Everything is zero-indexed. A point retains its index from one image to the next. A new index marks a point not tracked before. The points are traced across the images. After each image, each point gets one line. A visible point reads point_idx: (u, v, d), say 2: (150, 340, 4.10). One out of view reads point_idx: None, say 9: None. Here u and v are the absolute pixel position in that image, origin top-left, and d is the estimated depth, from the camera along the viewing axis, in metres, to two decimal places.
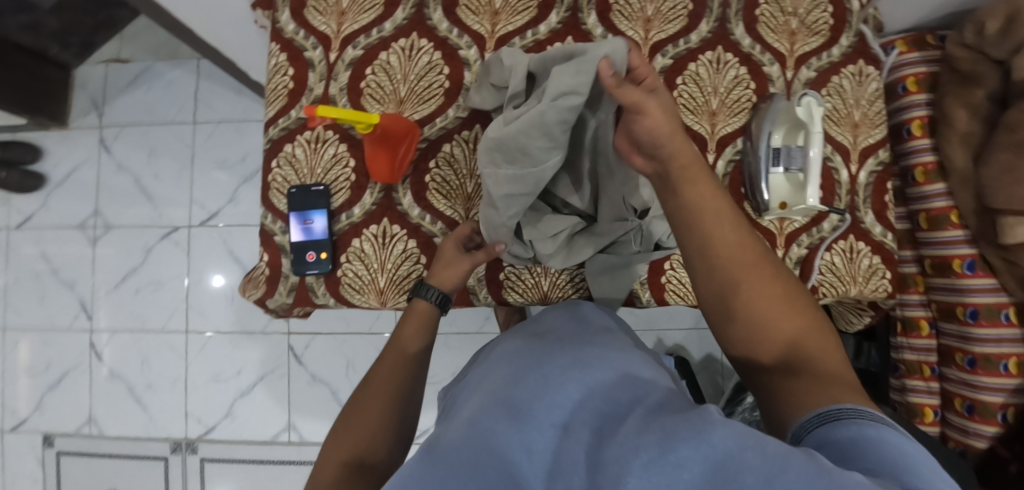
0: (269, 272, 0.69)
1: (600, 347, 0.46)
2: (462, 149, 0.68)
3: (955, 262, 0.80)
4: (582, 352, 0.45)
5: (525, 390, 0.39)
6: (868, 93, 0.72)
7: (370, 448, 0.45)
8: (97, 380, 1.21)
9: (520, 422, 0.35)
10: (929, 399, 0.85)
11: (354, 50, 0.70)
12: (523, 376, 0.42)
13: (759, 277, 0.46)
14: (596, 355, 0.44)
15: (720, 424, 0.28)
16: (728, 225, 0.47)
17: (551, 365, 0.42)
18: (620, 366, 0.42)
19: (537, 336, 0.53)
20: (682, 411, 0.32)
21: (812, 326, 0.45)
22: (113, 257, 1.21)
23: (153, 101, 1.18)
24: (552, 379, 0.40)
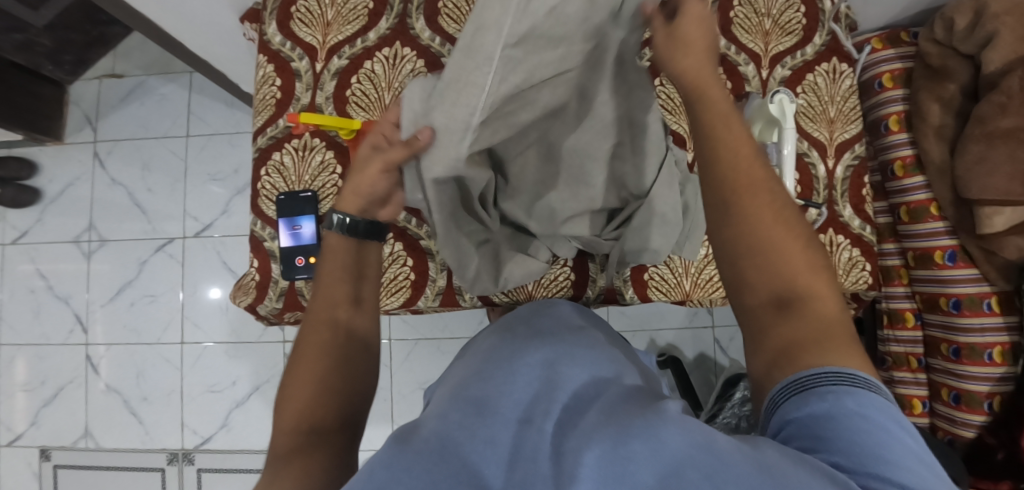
0: (259, 278, 0.70)
1: (569, 343, 0.49)
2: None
3: (937, 253, 0.81)
4: (553, 350, 0.47)
5: (493, 384, 0.42)
6: (842, 89, 0.74)
7: (320, 407, 0.42)
8: (93, 393, 1.22)
9: (485, 411, 0.37)
10: (917, 390, 0.86)
11: (339, 60, 0.72)
12: (493, 374, 0.44)
13: (765, 190, 0.37)
14: (563, 352, 0.46)
15: (674, 424, 0.31)
16: (745, 140, 0.38)
17: (519, 362, 0.45)
18: (587, 365, 0.44)
19: (509, 331, 0.55)
20: (640, 408, 0.34)
21: (818, 274, 0.37)
22: (109, 270, 1.22)
23: (147, 115, 1.20)
24: (524, 378, 0.42)
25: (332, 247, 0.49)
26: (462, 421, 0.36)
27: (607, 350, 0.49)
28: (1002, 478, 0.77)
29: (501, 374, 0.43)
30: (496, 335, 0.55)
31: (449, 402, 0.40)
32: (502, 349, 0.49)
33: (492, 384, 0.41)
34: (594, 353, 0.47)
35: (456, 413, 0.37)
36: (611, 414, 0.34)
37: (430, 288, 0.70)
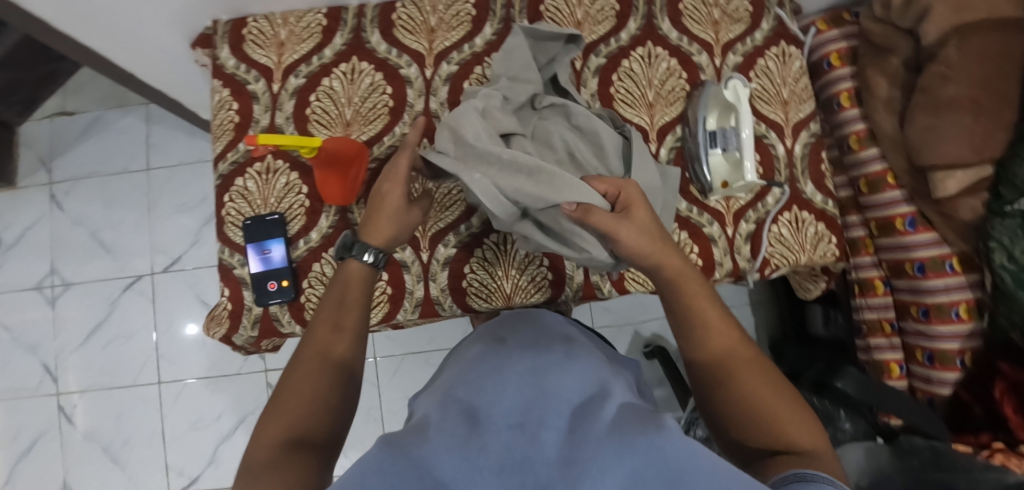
0: (231, 307, 0.68)
1: (550, 353, 0.50)
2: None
3: (897, 221, 0.84)
4: (540, 356, 0.48)
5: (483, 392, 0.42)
6: (792, 71, 0.76)
7: (309, 426, 0.45)
8: (69, 444, 1.16)
9: (478, 422, 0.38)
10: (893, 354, 0.88)
11: (296, 79, 0.71)
12: (480, 380, 0.44)
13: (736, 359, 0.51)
14: (545, 362, 0.47)
15: (676, 439, 0.35)
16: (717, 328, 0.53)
17: (508, 370, 0.45)
18: (574, 368, 0.46)
19: (493, 335, 0.56)
20: (637, 418, 0.38)
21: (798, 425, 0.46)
22: (77, 314, 1.17)
23: (105, 152, 1.17)
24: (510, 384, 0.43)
25: (352, 275, 0.59)
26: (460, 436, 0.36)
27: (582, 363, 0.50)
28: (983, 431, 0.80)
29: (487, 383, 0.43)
30: (467, 348, 0.55)
31: (438, 412, 0.41)
32: (482, 357, 0.50)
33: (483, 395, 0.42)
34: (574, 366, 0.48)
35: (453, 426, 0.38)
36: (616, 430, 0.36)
37: (408, 301, 0.69)
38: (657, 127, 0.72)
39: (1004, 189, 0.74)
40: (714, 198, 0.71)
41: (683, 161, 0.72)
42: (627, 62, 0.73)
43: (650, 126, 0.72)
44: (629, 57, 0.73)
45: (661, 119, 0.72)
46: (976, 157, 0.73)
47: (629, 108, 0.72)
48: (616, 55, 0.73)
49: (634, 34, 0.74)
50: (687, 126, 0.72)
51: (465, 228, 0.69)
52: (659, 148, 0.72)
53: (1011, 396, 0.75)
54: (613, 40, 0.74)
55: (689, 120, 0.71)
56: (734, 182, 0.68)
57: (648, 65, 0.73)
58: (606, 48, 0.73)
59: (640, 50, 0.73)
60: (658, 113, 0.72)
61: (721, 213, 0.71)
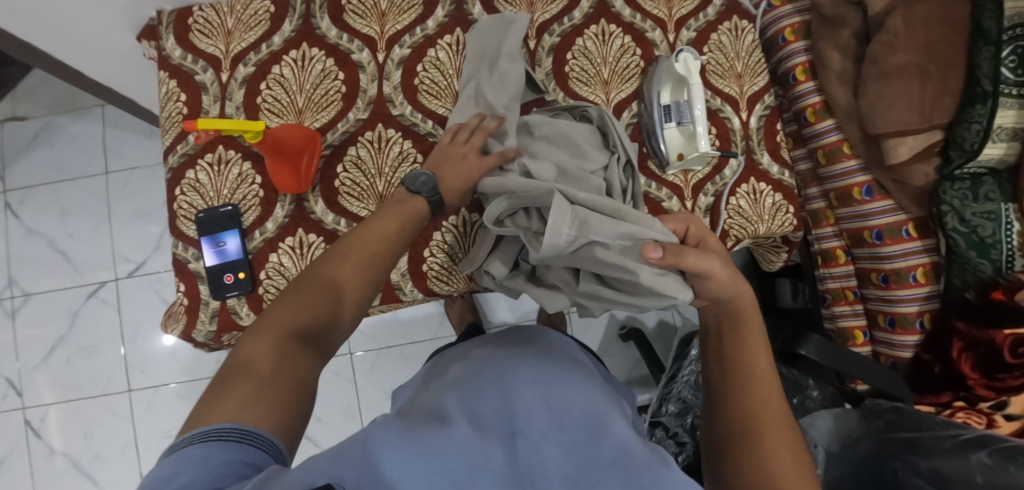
0: (187, 302, 0.66)
1: (564, 369, 0.50)
2: (367, 151, 0.69)
3: (855, 190, 0.85)
4: (553, 367, 0.49)
5: (494, 391, 0.42)
6: (745, 45, 0.77)
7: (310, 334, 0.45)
8: (36, 460, 1.13)
9: (485, 424, 0.38)
10: (856, 321, 0.90)
11: (245, 68, 0.70)
12: (491, 378, 0.45)
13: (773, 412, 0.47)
14: (560, 375, 0.47)
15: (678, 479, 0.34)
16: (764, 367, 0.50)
17: (520, 374, 0.45)
18: (585, 386, 0.47)
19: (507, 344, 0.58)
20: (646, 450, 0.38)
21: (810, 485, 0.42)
22: (37, 326, 1.13)
23: (59, 158, 1.13)
24: (522, 385, 0.43)
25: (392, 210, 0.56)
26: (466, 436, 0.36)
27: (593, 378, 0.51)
28: (943, 390, 0.82)
29: (498, 384, 0.43)
30: (479, 354, 0.55)
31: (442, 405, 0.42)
32: (495, 360, 0.50)
33: (494, 395, 0.42)
34: (586, 383, 0.48)
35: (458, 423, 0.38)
36: (620, 455, 0.36)
37: None
38: (613, 104, 0.73)
39: (954, 153, 0.77)
40: (671, 172, 0.72)
41: (639, 136, 0.72)
42: (581, 40, 0.73)
43: (606, 103, 0.72)
44: (583, 35, 0.73)
45: (617, 96, 0.73)
46: (925, 124, 0.76)
47: (584, 86, 0.72)
48: (570, 34, 0.73)
49: (587, 12, 0.74)
50: (642, 101, 0.72)
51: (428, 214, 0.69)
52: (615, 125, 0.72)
53: (968, 353, 0.77)
54: (567, 19, 0.73)
55: (644, 96, 0.72)
56: (687, 154, 0.68)
57: (602, 43, 0.73)
58: (559, 27, 0.73)
59: (594, 28, 0.74)
60: (613, 90, 0.73)
61: (680, 186, 0.72)
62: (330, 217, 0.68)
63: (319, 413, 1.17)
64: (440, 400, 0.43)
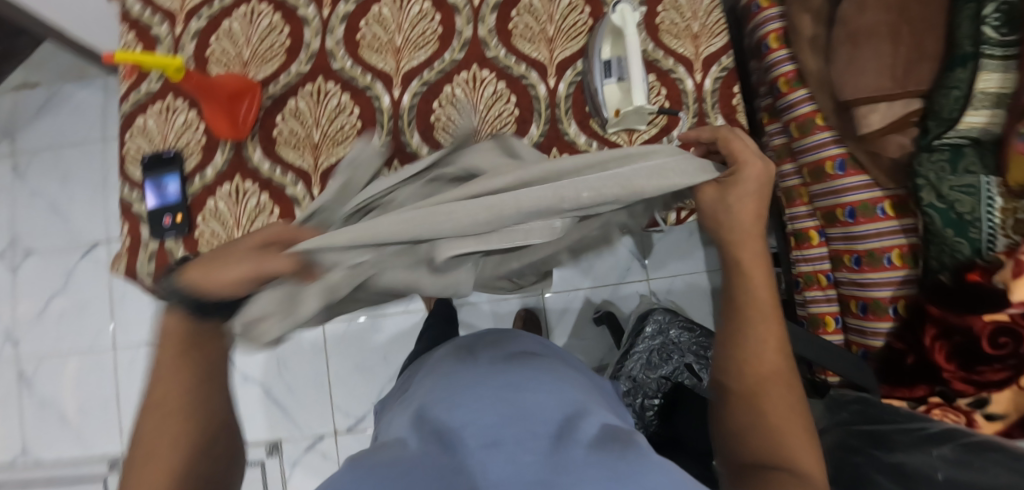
0: (129, 242, 0.69)
1: (536, 371, 0.59)
2: (306, 103, 0.70)
3: (828, 164, 0.80)
4: (514, 374, 0.57)
5: (485, 402, 0.51)
6: (704, 4, 0.73)
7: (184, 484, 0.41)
8: (26, 408, 1.19)
9: (476, 437, 0.45)
10: (827, 306, 0.85)
11: (198, 22, 0.72)
12: (465, 397, 0.52)
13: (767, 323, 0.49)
14: (532, 377, 0.57)
15: (657, 472, 0.42)
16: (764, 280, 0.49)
17: (506, 386, 0.54)
18: (544, 388, 0.55)
19: (468, 357, 0.66)
20: (610, 446, 0.45)
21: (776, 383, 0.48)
22: (34, 281, 1.21)
23: (63, 124, 1.20)
24: (507, 396, 0.52)
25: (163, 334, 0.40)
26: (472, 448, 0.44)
27: (566, 379, 0.59)
28: (917, 384, 0.74)
29: (484, 397, 0.51)
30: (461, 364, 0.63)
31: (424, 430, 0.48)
32: (479, 373, 0.58)
33: (487, 407, 0.50)
34: (561, 383, 0.57)
35: (463, 437, 0.46)
36: (593, 455, 0.43)
37: None
38: (556, 62, 0.71)
39: (931, 123, 0.70)
40: (613, 132, 0.69)
41: (582, 96, 0.70)
42: None
43: (548, 61, 0.70)
44: None
45: (561, 54, 0.71)
46: (899, 90, 0.70)
47: (528, 44, 0.71)
48: None
49: None
50: (586, 59, 0.70)
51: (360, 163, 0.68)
52: (557, 83, 0.70)
53: (942, 342, 0.70)
54: None
55: (588, 54, 0.69)
56: (623, 110, 0.65)
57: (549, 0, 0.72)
58: None
59: None
60: (557, 48, 0.71)
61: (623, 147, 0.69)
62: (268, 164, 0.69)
63: (289, 380, 1.19)
64: (440, 411, 0.51)
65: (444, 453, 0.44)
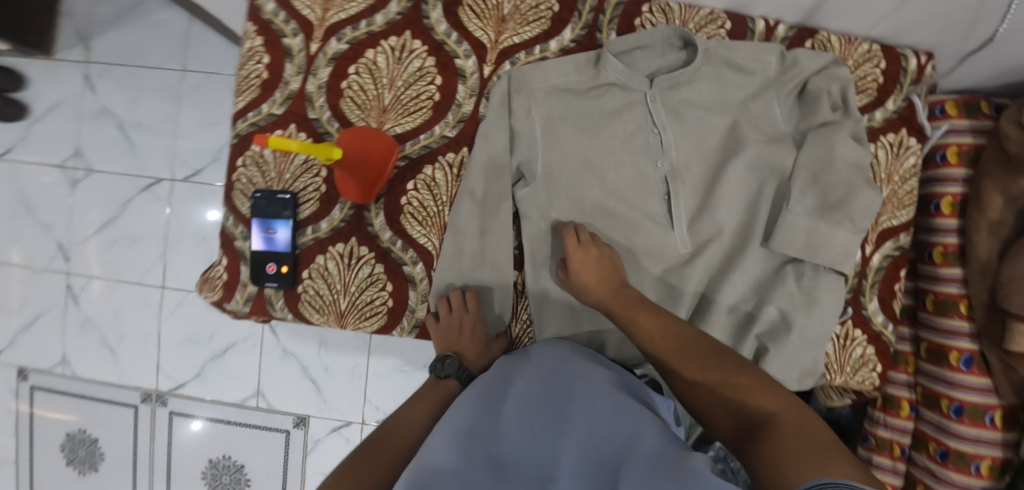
0: (226, 277, 0.65)
1: (585, 380, 0.49)
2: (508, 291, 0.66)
3: (952, 354, 0.76)
4: (573, 393, 0.48)
5: (517, 434, 0.45)
6: (903, 169, 0.65)
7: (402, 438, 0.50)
8: (71, 325, 1.20)
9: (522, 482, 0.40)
10: (891, 478, 0.82)
11: (338, 43, 0.63)
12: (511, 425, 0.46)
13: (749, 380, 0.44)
14: (587, 395, 0.47)
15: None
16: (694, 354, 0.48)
17: (533, 405, 0.47)
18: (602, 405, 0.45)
19: (517, 361, 0.55)
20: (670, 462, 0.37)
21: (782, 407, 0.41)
22: (91, 202, 1.17)
23: (141, 41, 1.13)
24: (537, 422, 0.46)
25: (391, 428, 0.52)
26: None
27: (597, 377, 0.50)
28: None
29: (518, 411, 0.47)
30: (489, 377, 0.54)
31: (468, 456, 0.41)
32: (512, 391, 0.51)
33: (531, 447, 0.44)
34: (582, 387, 0.48)
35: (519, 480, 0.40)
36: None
37: (407, 319, 0.64)
38: None
39: None
40: (890, 216, 0.65)
41: None
42: None
43: None
44: None
45: None
46: None
47: None
48: None
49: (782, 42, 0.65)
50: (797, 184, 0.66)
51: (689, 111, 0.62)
52: None
53: None
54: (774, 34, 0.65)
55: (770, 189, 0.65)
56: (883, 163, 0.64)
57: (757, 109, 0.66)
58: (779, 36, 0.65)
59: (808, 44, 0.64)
60: None
61: None
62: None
63: (327, 363, 1.19)
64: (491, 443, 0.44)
65: None
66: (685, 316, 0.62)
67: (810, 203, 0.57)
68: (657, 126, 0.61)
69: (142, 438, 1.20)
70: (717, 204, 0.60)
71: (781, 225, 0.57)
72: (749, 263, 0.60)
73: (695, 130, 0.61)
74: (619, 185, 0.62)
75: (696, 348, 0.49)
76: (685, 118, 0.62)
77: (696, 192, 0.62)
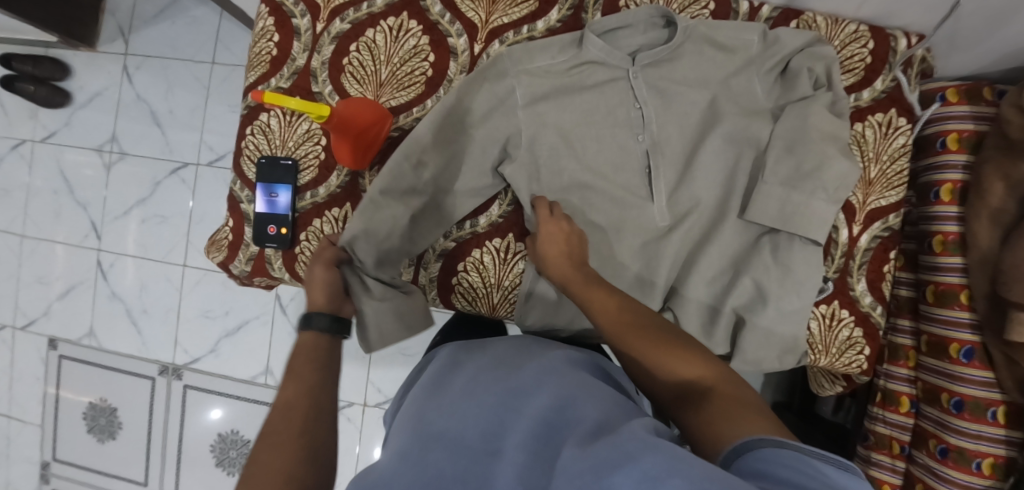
0: (232, 237, 0.70)
1: (536, 364, 0.48)
2: (492, 258, 0.65)
3: (952, 345, 0.73)
4: (522, 373, 0.47)
5: (470, 410, 0.43)
6: (892, 147, 0.66)
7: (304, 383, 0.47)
8: (99, 298, 1.28)
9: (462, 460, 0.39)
10: (890, 476, 0.80)
11: (341, 23, 0.68)
12: (453, 408, 0.45)
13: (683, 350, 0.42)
14: (537, 375, 0.46)
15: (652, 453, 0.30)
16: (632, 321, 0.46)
17: (478, 389, 0.46)
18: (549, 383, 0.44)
19: (471, 352, 0.56)
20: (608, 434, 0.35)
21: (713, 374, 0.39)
22: (124, 184, 1.26)
23: (176, 36, 1.22)
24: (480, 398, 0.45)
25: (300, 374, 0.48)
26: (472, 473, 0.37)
27: (547, 359, 0.49)
28: None
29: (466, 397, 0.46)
30: (446, 368, 0.54)
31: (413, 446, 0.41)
32: (464, 376, 0.50)
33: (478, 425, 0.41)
34: (531, 370, 0.47)
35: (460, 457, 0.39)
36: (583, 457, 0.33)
37: None
38: None
39: None
40: (878, 196, 0.66)
41: None
42: None
43: None
44: None
45: None
46: None
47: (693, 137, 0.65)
48: None
49: (767, 21, 0.67)
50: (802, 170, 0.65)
51: (671, 88, 0.63)
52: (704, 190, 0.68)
53: None
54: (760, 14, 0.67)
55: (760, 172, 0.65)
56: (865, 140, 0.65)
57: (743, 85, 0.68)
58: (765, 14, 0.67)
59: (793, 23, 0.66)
60: None
61: None
62: (468, 221, 0.67)
63: None
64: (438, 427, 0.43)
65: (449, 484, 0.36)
66: (663, 286, 0.63)
67: (782, 174, 0.58)
68: (638, 101, 0.63)
69: (158, 409, 1.26)
70: (695, 178, 0.62)
71: (756, 195, 0.58)
72: (726, 235, 0.61)
73: (677, 106, 0.63)
74: (601, 159, 0.64)
75: (632, 316, 0.47)
76: (665, 95, 0.63)
77: (675, 166, 0.63)
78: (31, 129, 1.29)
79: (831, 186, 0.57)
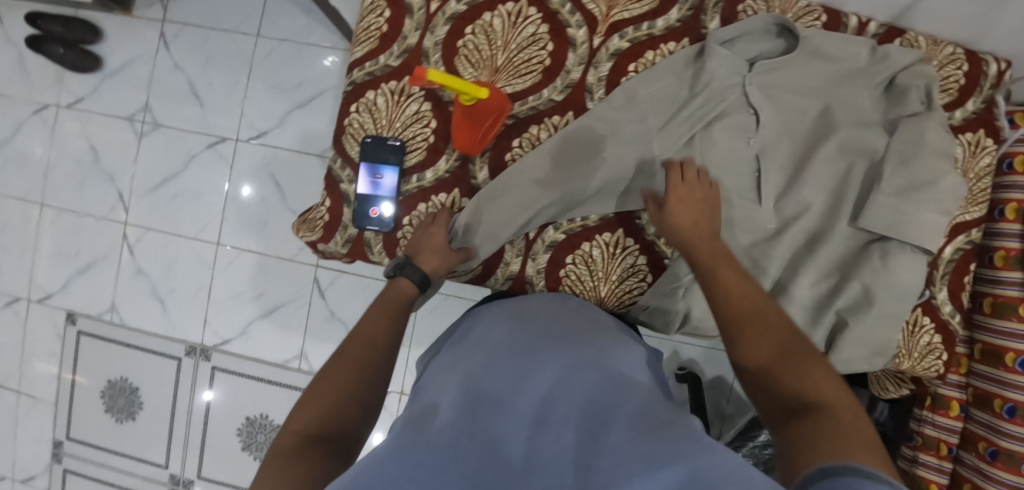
0: (328, 218, 0.68)
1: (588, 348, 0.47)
2: (601, 252, 0.66)
3: (1008, 355, 0.73)
4: (575, 350, 0.46)
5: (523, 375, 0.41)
6: (979, 166, 0.70)
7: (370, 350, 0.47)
8: (123, 274, 1.21)
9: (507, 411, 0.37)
10: (936, 476, 0.82)
11: (457, 4, 0.66)
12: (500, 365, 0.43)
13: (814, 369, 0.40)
14: (595, 358, 0.45)
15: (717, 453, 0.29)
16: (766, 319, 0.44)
17: (531, 356, 0.45)
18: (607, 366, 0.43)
19: (520, 318, 0.54)
20: (666, 422, 0.34)
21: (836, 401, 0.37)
22: (156, 156, 1.19)
23: (220, 5, 1.16)
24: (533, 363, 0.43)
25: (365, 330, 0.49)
26: (516, 431, 0.34)
27: (611, 345, 0.49)
28: None
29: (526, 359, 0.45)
30: (496, 327, 0.53)
31: (459, 389, 0.39)
32: (515, 341, 0.48)
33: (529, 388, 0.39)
34: (590, 350, 0.46)
35: (507, 409, 0.37)
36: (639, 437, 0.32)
37: (501, 271, 0.68)
38: None
39: None
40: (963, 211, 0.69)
41: None
42: None
43: None
44: None
45: None
46: None
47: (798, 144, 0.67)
48: None
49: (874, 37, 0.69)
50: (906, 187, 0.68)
51: (786, 96, 0.65)
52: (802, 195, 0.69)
53: None
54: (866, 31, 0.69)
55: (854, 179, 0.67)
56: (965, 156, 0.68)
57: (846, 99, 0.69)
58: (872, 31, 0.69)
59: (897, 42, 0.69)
60: None
61: None
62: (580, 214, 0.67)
63: None
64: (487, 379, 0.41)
65: (488, 422, 0.34)
66: (769, 286, 0.64)
67: (896, 184, 0.60)
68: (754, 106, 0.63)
69: (183, 391, 1.21)
70: (806, 184, 0.64)
71: (870, 204, 0.61)
72: (834, 240, 0.63)
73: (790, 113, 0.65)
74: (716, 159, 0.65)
75: (764, 311, 0.45)
76: (782, 102, 0.65)
77: (785, 171, 0.65)
78: (53, 92, 1.21)
79: (942, 199, 0.60)
